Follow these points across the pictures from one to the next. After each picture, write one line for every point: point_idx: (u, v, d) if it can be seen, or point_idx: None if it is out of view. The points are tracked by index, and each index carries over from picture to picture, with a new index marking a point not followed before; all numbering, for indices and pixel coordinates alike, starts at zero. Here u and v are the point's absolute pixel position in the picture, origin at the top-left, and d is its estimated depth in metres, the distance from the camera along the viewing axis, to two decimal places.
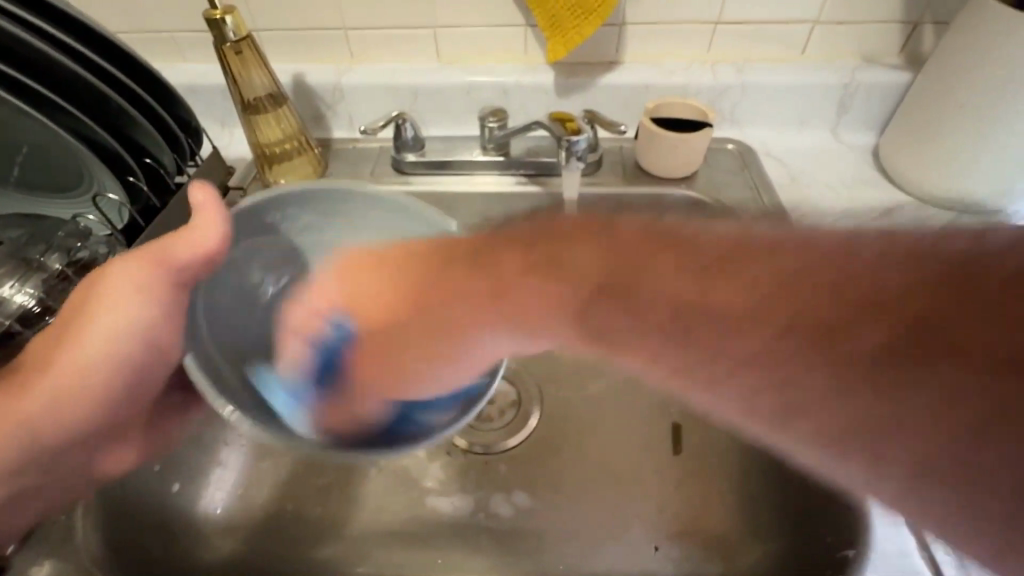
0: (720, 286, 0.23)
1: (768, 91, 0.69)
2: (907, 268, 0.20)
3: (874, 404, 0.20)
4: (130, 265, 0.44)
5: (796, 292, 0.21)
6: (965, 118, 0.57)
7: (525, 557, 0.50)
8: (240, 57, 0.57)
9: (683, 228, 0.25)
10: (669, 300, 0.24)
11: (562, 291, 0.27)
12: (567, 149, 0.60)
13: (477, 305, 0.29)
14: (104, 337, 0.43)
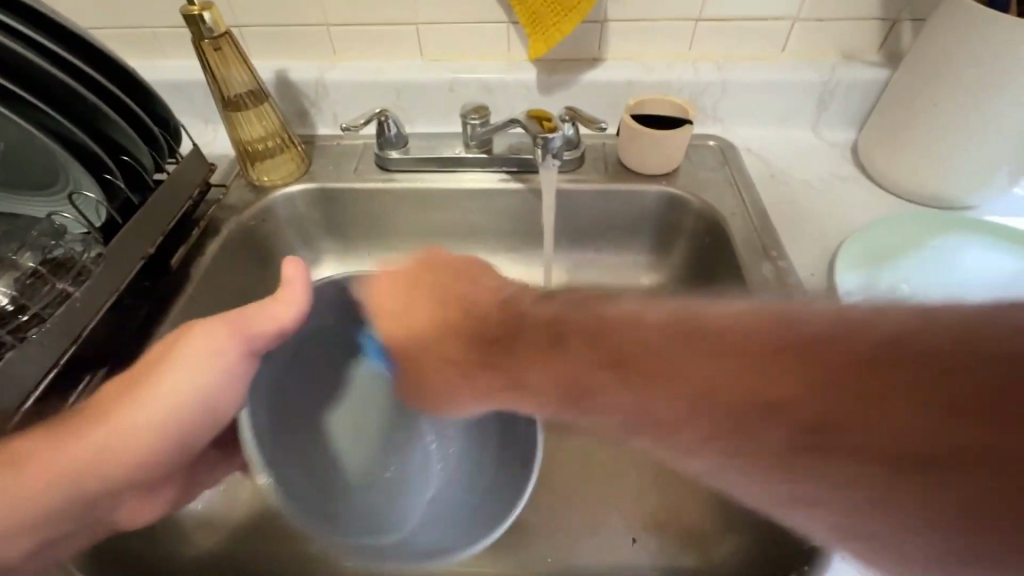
0: (713, 368, 0.29)
1: (749, 89, 0.70)
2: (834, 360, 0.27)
3: (866, 482, 0.26)
4: (213, 328, 0.43)
5: (778, 347, 0.28)
6: (943, 116, 0.57)
7: (509, 550, 0.51)
8: (219, 53, 0.57)
9: (610, 311, 0.34)
10: (657, 392, 0.30)
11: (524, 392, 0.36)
12: (544, 147, 0.61)
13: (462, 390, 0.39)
14: (177, 387, 0.42)
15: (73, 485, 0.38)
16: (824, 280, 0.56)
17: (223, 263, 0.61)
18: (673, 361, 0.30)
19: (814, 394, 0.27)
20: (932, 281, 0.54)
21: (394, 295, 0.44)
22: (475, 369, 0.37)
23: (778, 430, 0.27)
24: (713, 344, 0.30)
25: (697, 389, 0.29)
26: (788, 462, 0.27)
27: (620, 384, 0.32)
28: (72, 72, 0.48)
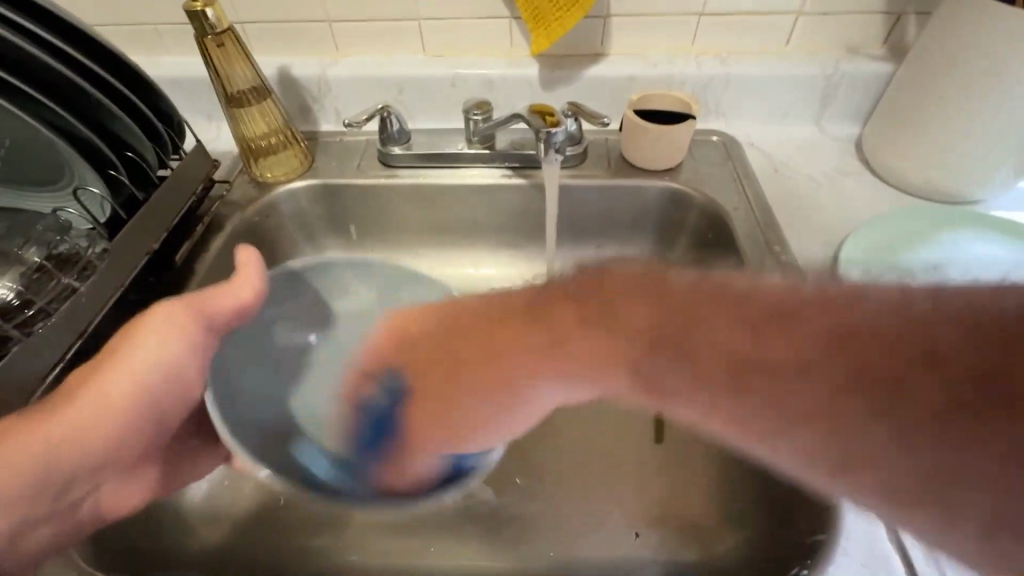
0: (763, 346, 0.24)
1: (752, 84, 0.70)
2: (929, 323, 0.22)
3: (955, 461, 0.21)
4: (166, 311, 0.46)
5: (860, 321, 0.23)
6: (948, 109, 0.57)
7: (510, 545, 0.51)
8: (223, 49, 0.57)
9: (720, 282, 0.27)
10: (719, 358, 0.25)
11: (589, 351, 0.29)
12: (546, 141, 0.61)
13: (524, 358, 0.31)
14: (137, 369, 0.45)
15: (37, 474, 0.39)
16: (827, 275, 0.56)
17: (227, 258, 0.61)
18: (759, 322, 0.25)
19: (898, 362, 0.22)
20: (937, 276, 0.54)
21: (427, 318, 0.38)
22: (519, 335, 0.31)
23: (854, 402, 0.22)
24: (770, 317, 0.25)
25: (770, 363, 0.24)
26: (877, 430, 0.22)
27: (727, 344, 0.25)
28: (77, 68, 0.48)
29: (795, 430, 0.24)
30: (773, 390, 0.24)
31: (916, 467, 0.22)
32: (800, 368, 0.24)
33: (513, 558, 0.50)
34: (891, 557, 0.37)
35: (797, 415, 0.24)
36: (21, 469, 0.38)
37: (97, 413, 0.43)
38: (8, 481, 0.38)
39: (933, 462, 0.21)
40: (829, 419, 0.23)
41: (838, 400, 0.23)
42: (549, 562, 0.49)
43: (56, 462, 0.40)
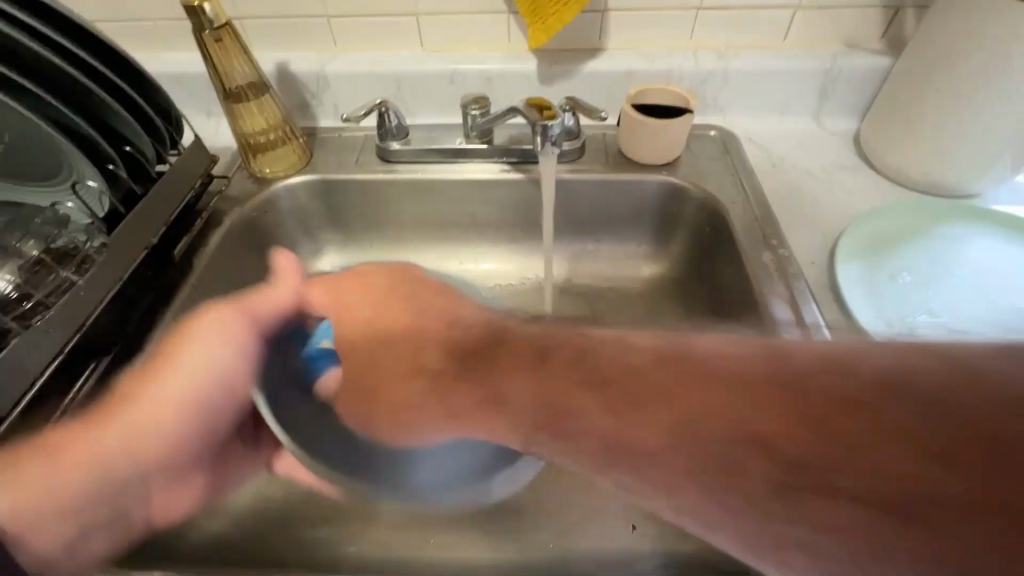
0: (655, 403, 0.30)
1: (750, 78, 0.70)
2: (798, 404, 0.26)
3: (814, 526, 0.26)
4: (216, 310, 0.49)
5: (740, 381, 0.28)
6: (947, 103, 0.57)
7: (509, 537, 0.51)
8: (220, 44, 0.57)
9: (593, 347, 0.34)
10: (613, 433, 0.31)
11: (507, 420, 0.35)
12: (542, 134, 0.61)
13: (446, 419, 0.39)
14: (189, 373, 0.46)
15: (101, 472, 0.40)
16: (825, 269, 0.56)
17: (226, 253, 0.61)
18: (648, 387, 0.30)
19: (771, 437, 0.27)
20: (935, 270, 0.54)
21: (384, 311, 0.45)
22: (467, 390, 0.37)
23: (709, 478, 0.28)
24: (669, 390, 0.30)
25: (649, 438, 0.30)
26: (749, 503, 0.27)
27: (606, 415, 0.31)
28: (75, 63, 0.48)
29: (690, 489, 0.28)
30: (658, 462, 0.29)
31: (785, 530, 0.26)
32: (677, 438, 0.29)
33: (512, 550, 0.50)
34: None
35: (685, 480, 0.29)
36: (75, 479, 0.38)
37: (146, 425, 0.43)
38: (76, 479, 0.38)
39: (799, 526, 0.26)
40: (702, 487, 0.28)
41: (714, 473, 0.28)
42: (547, 554, 0.49)
43: (109, 471, 0.40)
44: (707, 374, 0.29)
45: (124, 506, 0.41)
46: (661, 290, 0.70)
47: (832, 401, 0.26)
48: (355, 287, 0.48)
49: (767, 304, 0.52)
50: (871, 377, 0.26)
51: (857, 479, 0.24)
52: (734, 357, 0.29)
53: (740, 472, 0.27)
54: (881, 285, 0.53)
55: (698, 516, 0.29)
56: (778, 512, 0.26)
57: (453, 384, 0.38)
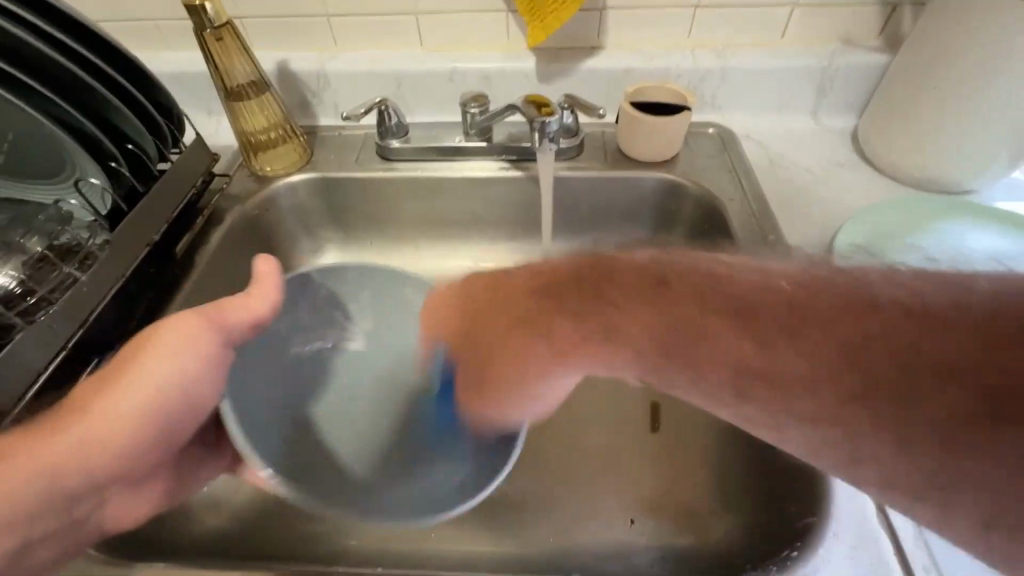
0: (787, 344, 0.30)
1: (748, 76, 0.70)
2: (953, 339, 0.27)
3: (937, 459, 0.27)
4: (185, 317, 0.44)
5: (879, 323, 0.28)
6: (943, 99, 0.57)
7: (508, 531, 0.51)
8: (221, 43, 0.58)
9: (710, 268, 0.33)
10: (737, 360, 0.31)
11: (620, 347, 0.34)
12: (540, 131, 0.61)
13: (548, 353, 0.36)
14: (153, 383, 0.43)
15: (53, 479, 0.39)
16: (822, 265, 0.57)
17: (228, 251, 0.62)
18: (787, 316, 0.30)
19: (912, 371, 0.27)
20: (933, 266, 0.54)
21: (463, 288, 0.43)
22: (547, 328, 0.36)
23: (859, 407, 0.28)
24: (793, 315, 0.30)
25: (788, 368, 0.30)
26: (879, 430, 0.28)
27: (742, 347, 0.31)
28: (78, 61, 0.49)
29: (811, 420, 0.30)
30: (776, 391, 0.30)
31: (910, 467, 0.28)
32: (820, 373, 0.29)
33: (512, 544, 0.50)
34: (881, 537, 0.38)
35: (808, 416, 0.30)
36: (24, 484, 0.37)
37: (96, 431, 0.41)
38: (28, 486, 0.38)
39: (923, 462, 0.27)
40: (825, 419, 0.29)
41: (846, 403, 0.28)
42: (546, 548, 0.50)
43: (62, 471, 0.39)
44: (852, 301, 0.29)
45: (79, 506, 0.41)
46: None
47: (965, 350, 0.26)
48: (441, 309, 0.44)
49: None
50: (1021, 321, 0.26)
51: (968, 408, 0.26)
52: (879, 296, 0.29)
53: (850, 409, 0.28)
54: None
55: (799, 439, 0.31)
56: (922, 444, 0.27)
57: (568, 306, 0.35)
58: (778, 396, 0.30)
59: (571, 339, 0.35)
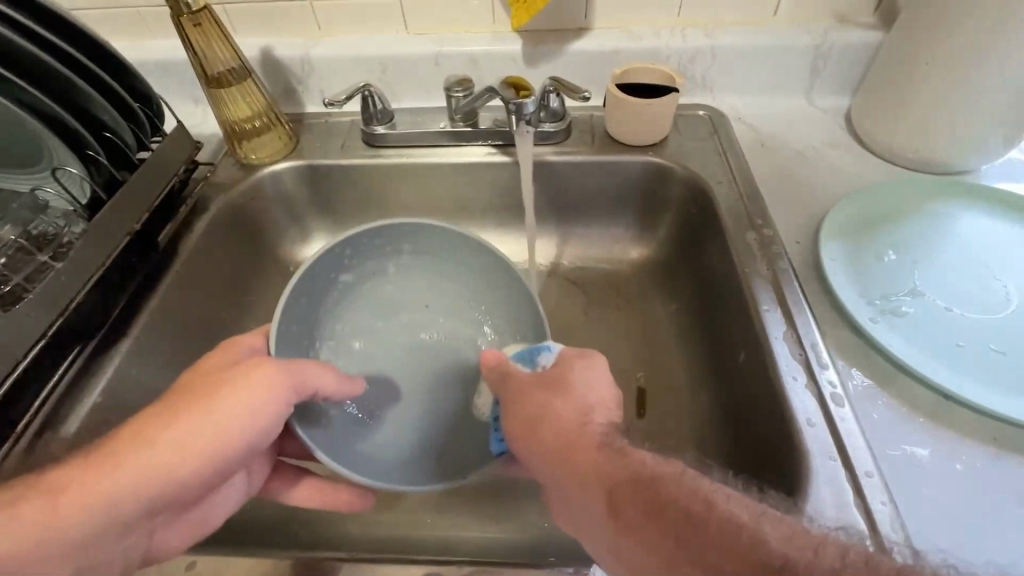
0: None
1: (738, 57, 0.68)
2: (669, 521, 0.31)
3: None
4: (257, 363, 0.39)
5: (645, 489, 0.33)
6: (937, 77, 0.55)
7: (496, 517, 0.52)
8: (200, 29, 0.57)
9: (579, 425, 0.38)
10: (546, 479, 0.39)
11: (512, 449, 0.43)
12: (516, 113, 0.61)
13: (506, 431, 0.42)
14: (217, 425, 0.37)
15: (104, 513, 0.34)
16: (809, 248, 0.56)
17: (214, 241, 0.62)
18: (598, 472, 0.35)
19: (640, 516, 0.32)
20: (926, 250, 0.53)
21: (499, 372, 0.44)
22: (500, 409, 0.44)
23: (609, 535, 0.34)
24: (592, 470, 0.36)
25: (574, 493, 0.36)
26: (619, 556, 0.34)
27: (553, 475, 0.38)
28: (46, 47, 0.48)
29: (585, 535, 0.36)
30: (571, 507, 0.37)
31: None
32: (588, 505, 0.35)
33: (496, 530, 0.51)
34: (859, 524, 0.37)
35: (584, 534, 0.36)
36: (78, 518, 0.33)
37: (153, 461, 0.35)
38: (80, 518, 0.33)
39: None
40: (590, 534, 0.36)
41: (601, 537, 0.35)
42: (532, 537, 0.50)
43: (113, 506, 0.34)
44: (628, 473, 0.34)
45: (128, 537, 0.36)
46: (650, 272, 0.70)
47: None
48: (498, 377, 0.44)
49: (750, 286, 0.52)
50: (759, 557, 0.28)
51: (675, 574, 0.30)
52: (656, 471, 0.34)
53: (606, 543, 0.34)
54: (865, 264, 0.52)
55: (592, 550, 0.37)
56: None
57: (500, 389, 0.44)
58: (572, 514, 0.37)
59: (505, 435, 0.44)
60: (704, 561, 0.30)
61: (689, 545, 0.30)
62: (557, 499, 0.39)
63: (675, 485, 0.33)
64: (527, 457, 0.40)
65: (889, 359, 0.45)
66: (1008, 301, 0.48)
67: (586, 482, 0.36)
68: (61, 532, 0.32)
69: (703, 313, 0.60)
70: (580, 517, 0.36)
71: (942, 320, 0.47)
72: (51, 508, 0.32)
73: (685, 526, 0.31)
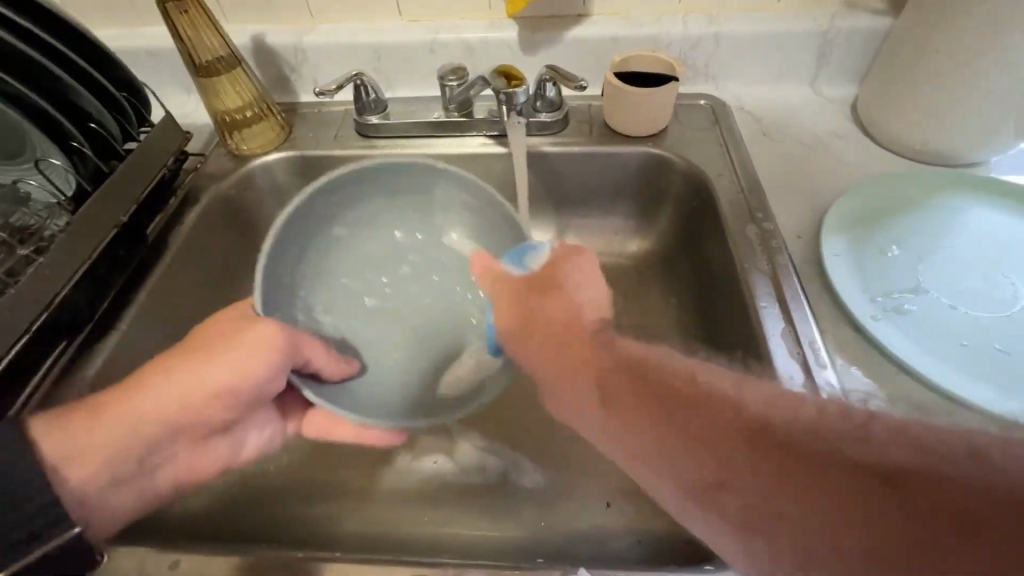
0: (729, 459, 0.29)
1: (741, 44, 0.66)
2: (791, 409, 0.29)
3: (762, 486, 0.27)
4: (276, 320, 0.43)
5: (739, 386, 0.32)
6: (948, 65, 0.53)
7: (492, 512, 0.51)
8: (188, 17, 0.56)
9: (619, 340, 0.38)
10: (588, 362, 0.36)
11: (529, 340, 0.40)
12: (506, 104, 0.61)
13: (535, 320, 0.41)
14: (233, 369, 0.42)
15: (135, 435, 0.40)
16: (811, 243, 0.54)
17: (204, 233, 0.61)
18: (671, 374, 0.34)
19: (743, 405, 0.30)
20: (930, 245, 0.51)
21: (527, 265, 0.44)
22: (526, 302, 0.42)
23: (689, 422, 0.31)
24: (660, 368, 0.34)
25: (642, 379, 0.34)
26: (699, 444, 0.30)
27: (607, 360, 0.36)
28: (25, 37, 0.47)
29: (645, 420, 0.32)
30: (630, 391, 0.33)
31: (726, 481, 0.28)
32: (658, 393, 0.33)
33: (489, 527, 0.50)
34: None
35: (636, 420, 0.32)
36: (115, 436, 0.39)
37: (177, 395, 0.41)
38: (112, 438, 0.39)
39: (739, 481, 0.28)
40: (656, 420, 0.32)
41: (678, 421, 0.31)
42: (525, 535, 0.49)
43: (141, 431, 0.40)
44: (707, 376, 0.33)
45: (144, 464, 0.42)
46: (648, 265, 0.68)
47: (907, 456, 0.25)
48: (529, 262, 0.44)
49: (749, 280, 0.50)
50: (905, 435, 0.26)
51: (805, 440, 0.27)
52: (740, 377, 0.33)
53: (682, 428, 0.31)
54: (867, 260, 0.50)
55: (640, 450, 0.32)
56: (744, 464, 0.28)
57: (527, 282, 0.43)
58: (627, 404, 0.33)
59: (522, 329, 0.41)
60: (774, 445, 0.28)
61: (674, 426, 0.31)
62: (603, 386, 0.35)
63: (752, 388, 0.31)
64: (547, 351, 0.39)
65: (890, 359, 0.44)
66: (1015, 298, 0.47)
67: (656, 373, 0.34)
68: (105, 444, 0.39)
69: (705, 309, 0.59)
70: (638, 405, 0.33)
71: (946, 319, 0.45)
72: (91, 424, 0.39)
73: (809, 416, 0.28)
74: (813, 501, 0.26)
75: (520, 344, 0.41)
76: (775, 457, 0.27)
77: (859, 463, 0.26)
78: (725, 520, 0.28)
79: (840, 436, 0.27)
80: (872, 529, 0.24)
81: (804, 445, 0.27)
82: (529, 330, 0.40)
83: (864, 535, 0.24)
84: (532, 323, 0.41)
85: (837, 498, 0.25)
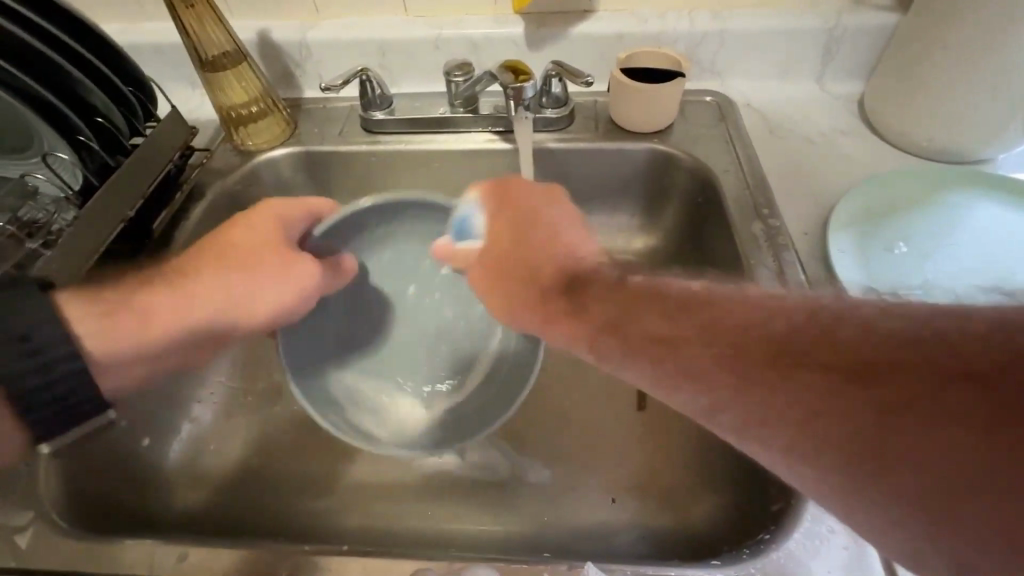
0: (760, 380, 0.28)
1: (747, 40, 0.66)
2: (816, 317, 0.28)
3: (804, 406, 0.27)
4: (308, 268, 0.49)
5: (754, 309, 0.31)
6: (955, 62, 0.53)
7: (496, 507, 0.51)
8: (193, 11, 0.56)
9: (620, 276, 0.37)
10: (592, 301, 0.36)
11: (513, 292, 0.40)
12: (514, 98, 0.61)
13: (512, 272, 0.40)
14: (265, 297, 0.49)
15: (161, 330, 0.47)
16: (817, 240, 0.54)
17: (210, 229, 0.61)
18: (680, 299, 0.33)
19: (764, 327, 0.29)
20: (937, 241, 0.51)
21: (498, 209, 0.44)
22: (502, 246, 0.42)
23: (712, 352, 0.30)
24: (671, 299, 0.34)
25: (654, 319, 0.33)
26: (728, 373, 0.30)
27: (611, 300, 0.36)
28: (33, 31, 0.48)
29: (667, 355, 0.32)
30: (640, 323, 0.33)
31: (765, 409, 0.28)
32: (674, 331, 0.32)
33: (493, 522, 0.51)
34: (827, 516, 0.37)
35: (658, 357, 0.32)
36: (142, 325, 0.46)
37: (207, 301, 0.48)
38: (134, 328, 0.45)
39: (779, 406, 0.28)
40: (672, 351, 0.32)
41: (703, 353, 0.31)
42: (528, 530, 0.49)
43: (166, 328, 0.47)
44: (717, 297, 0.32)
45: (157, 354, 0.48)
46: (653, 261, 0.68)
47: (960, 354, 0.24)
48: (498, 202, 0.44)
49: (755, 277, 0.50)
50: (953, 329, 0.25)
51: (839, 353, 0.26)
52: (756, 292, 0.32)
53: (709, 360, 0.30)
54: (875, 255, 0.50)
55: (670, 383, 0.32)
56: (776, 382, 0.28)
57: (503, 228, 0.43)
58: (644, 341, 0.33)
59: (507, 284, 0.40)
60: (807, 361, 0.27)
61: (691, 357, 0.31)
62: (612, 325, 0.35)
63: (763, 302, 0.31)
64: (536, 300, 0.39)
65: None
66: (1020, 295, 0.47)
67: (661, 302, 0.34)
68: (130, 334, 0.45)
69: None
70: (658, 343, 0.32)
71: None
72: (123, 316, 0.45)
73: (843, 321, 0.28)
74: (861, 418, 0.25)
75: (499, 300, 0.42)
76: (810, 374, 0.27)
77: (907, 369, 0.25)
78: (775, 447, 0.29)
79: (875, 341, 0.26)
80: (937, 432, 0.24)
81: (843, 356, 0.26)
82: (501, 280, 0.41)
83: (925, 444, 0.24)
84: (500, 272, 0.42)
85: (888, 410, 0.25)
